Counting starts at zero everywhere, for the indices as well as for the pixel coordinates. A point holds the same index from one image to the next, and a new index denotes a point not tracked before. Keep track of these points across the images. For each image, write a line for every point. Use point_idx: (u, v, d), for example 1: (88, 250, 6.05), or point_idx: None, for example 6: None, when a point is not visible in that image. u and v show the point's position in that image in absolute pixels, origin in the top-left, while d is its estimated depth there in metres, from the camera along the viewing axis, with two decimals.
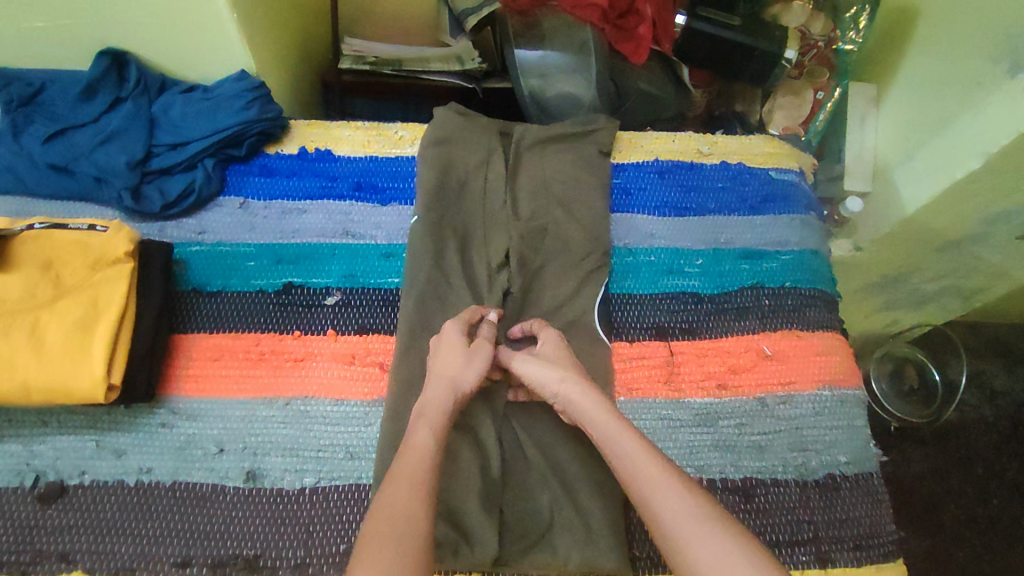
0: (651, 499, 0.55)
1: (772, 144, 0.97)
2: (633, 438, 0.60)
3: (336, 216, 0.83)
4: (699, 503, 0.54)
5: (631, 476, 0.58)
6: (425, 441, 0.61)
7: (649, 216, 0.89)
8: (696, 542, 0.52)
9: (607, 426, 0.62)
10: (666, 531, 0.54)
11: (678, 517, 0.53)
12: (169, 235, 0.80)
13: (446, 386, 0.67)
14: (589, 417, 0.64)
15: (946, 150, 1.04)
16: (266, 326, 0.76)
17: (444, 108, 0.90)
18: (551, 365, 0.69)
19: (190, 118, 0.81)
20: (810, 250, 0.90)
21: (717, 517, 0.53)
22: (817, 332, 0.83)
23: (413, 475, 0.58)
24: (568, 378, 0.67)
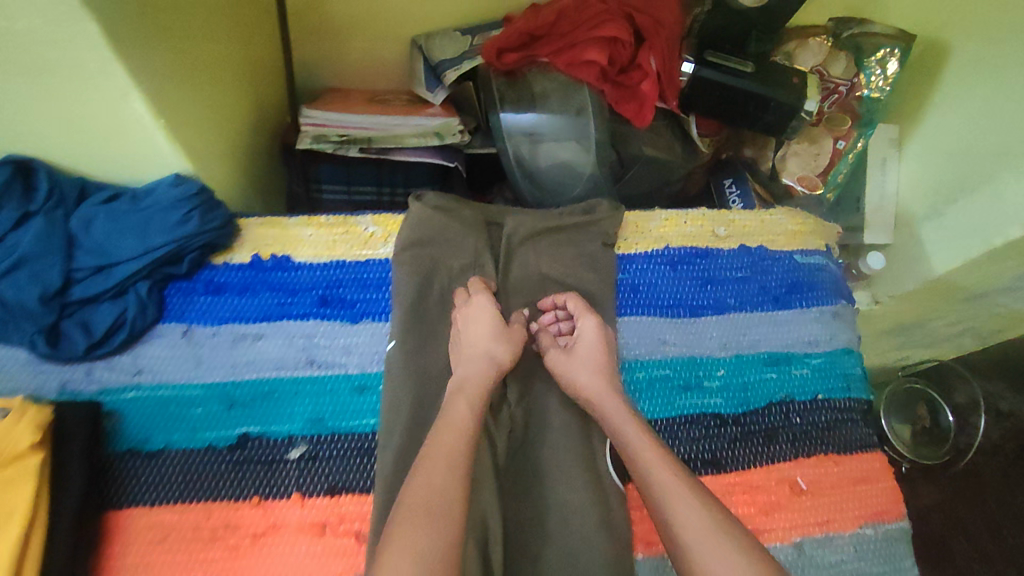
0: (670, 513, 0.56)
1: (797, 219, 0.85)
2: (654, 450, 0.60)
3: (298, 341, 0.70)
4: (720, 525, 0.54)
5: (653, 489, 0.57)
6: (466, 417, 0.61)
7: (662, 319, 0.77)
8: (716, 564, 0.51)
9: (632, 440, 0.61)
10: (684, 548, 0.53)
11: (698, 537, 0.53)
12: (97, 380, 0.66)
13: (481, 359, 0.67)
14: (611, 425, 0.64)
15: (982, 208, 0.93)
16: (219, 493, 0.63)
17: (417, 202, 0.77)
18: (577, 371, 0.68)
19: (117, 236, 0.66)
20: (843, 349, 0.79)
21: (738, 540, 0.53)
22: (855, 456, 0.74)
23: (450, 451, 0.58)
24: (594, 383, 0.67)
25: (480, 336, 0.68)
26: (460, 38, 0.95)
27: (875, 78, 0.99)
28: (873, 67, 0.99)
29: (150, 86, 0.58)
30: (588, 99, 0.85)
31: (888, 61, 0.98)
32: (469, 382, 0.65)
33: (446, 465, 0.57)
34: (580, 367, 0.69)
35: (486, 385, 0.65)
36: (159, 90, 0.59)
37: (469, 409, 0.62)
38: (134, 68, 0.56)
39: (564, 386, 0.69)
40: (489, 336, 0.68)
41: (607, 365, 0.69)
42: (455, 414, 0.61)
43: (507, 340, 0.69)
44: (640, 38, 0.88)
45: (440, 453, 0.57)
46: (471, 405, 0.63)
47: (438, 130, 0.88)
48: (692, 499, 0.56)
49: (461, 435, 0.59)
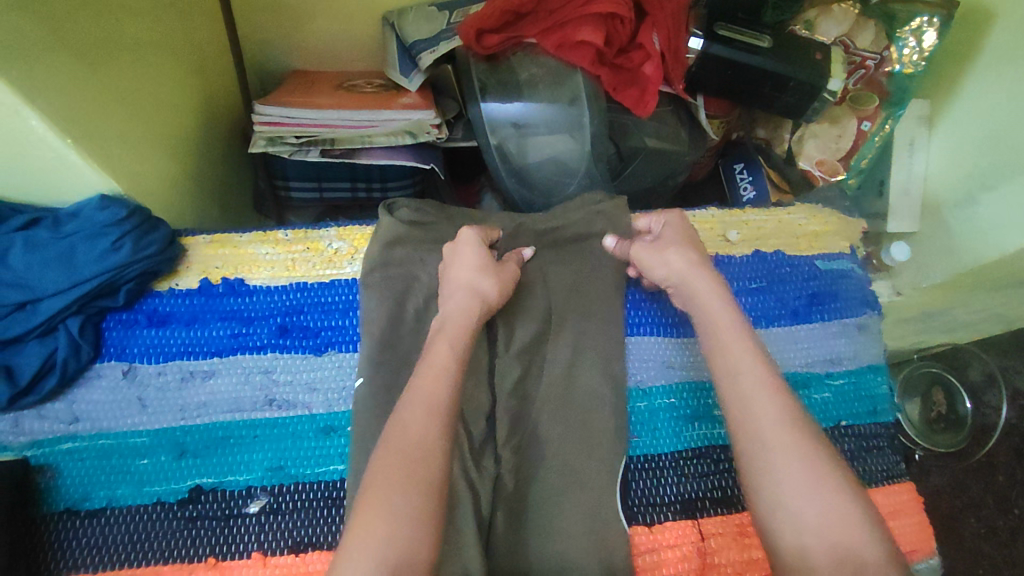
0: (746, 402, 0.50)
1: (816, 219, 0.77)
2: (751, 350, 0.54)
3: (255, 377, 0.63)
4: (799, 426, 0.49)
5: (736, 379, 0.52)
6: (446, 356, 0.55)
7: (667, 339, 0.69)
8: (786, 463, 0.47)
9: (727, 328, 0.55)
10: (754, 439, 0.49)
11: (770, 428, 0.48)
12: (27, 431, 0.59)
13: (467, 294, 0.60)
14: (699, 307, 0.58)
15: None
16: (169, 555, 0.56)
17: (389, 215, 0.69)
18: (669, 250, 0.63)
19: (38, 268, 0.58)
20: (868, 367, 0.71)
21: (816, 443, 0.48)
22: (881, 488, 0.66)
23: (434, 397, 0.51)
24: (688, 263, 0.61)
25: (466, 273, 0.62)
26: (437, 14, 0.85)
27: (908, 51, 0.88)
28: (905, 38, 0.87)
29: (46, 96, 0.50)
30: (582, 86, 0.75)
31: (923, 32, 0.86)
32: (453, 318, 0.58)
33: (422, 415, 0.50)
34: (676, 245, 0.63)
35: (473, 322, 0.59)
36: (61, 103, 0.51)
37: (452, 350, 0.55)
38: (25, 82, 0.48)
39: (650, 271, 0.64)
40: (476, 269, 0.62)
41: (702, 253, 0.64)
42: (436, 359, 0.54)
43: (502, 279, 0.63)
44: (641, 12, 0.77)
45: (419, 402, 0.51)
46: (452, 342, 0.56)
47: (410, 128, 0.78)
48: (774, 395, 0.50)
49: (441, 383, 0.52)
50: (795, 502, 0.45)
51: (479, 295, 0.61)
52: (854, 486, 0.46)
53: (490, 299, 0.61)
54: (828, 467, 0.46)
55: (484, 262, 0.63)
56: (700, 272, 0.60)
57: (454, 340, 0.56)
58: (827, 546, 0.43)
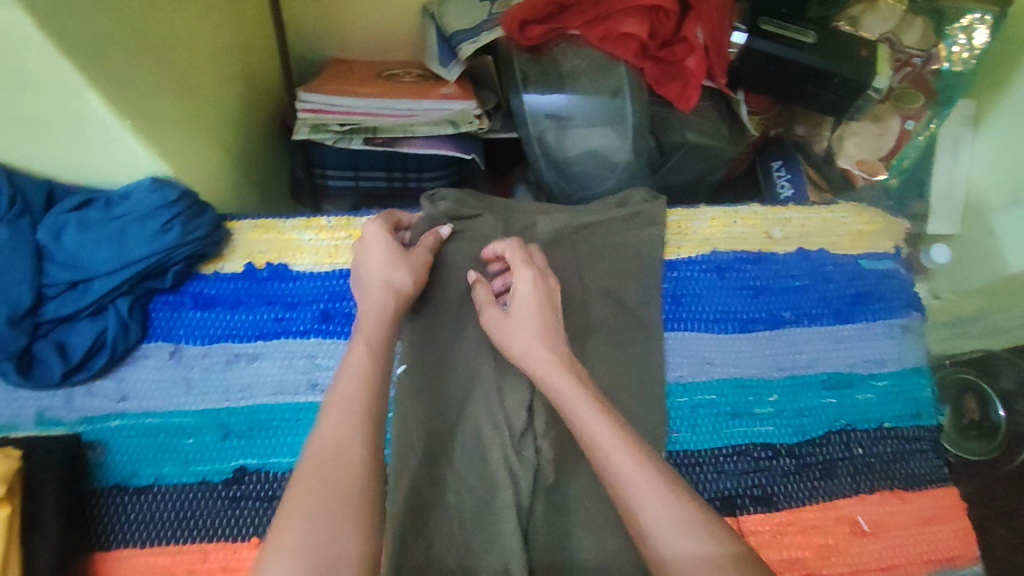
0: (625, 481, 0.46)
1: (862, 217, 0.75)
2: (606, 422, 0.50)
3: (298, 361, 0.63)
4: (678, 493, 0.46)
5: (602, 464, 0.48)
6: (363, 355, 0.53)
7: (707, 334, 0.68)
8: (677, 537, 0.44)
9: (576, 405, 0.52)
10: (641, 521, 0.45)
11: (653, 509, 0.45)
12: (79, 407, 0.60)
13: (381, 290, 0.58)
14: (554, 384, 0.54)
15: None
16: (214, 533, 0.57)
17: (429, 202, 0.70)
18: (515, 344, 0.58)
19: (90, 248, 0.59)
20: (911, 369, 0.70)
21: (695, 506, 0.46)
22: (924, 492, 0.65)
23: (349, 395, 0.50)
24: (534, 351, 0.57)
25: (376, 265, 0.60)
26: (478, 4, 0.83)
27: (957, 49, 0.87)
28: (955, 36, 0.86)
29: (106, 80, 0.50)
30: (625, 79, 0.74)
31: (974, 30, 0.85)
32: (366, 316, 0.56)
33: (348, 420, 0.48)
34: (519, 334, 0.58)
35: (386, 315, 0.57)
36: (120, 87, 0.52)
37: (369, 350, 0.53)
38: (87, 64, 0.48)
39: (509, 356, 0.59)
40: (391, 259, 0.61)
41: (548, 328, 0.59)
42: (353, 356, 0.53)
43: (415, 267, 0.61)
44: (685, 5, 0.76)
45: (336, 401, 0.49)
46: (370, 341, 0.54)
47: (452, 118, 0.78)
48: (647, 468, 0.47)
49: (359, 377, 0.51)
50: None
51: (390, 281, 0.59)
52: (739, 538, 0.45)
53: (403, 287, 0.59)
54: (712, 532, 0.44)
55: (396, 250, 0.62)
56: (552, 359, 0.56)
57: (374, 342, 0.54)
58: None
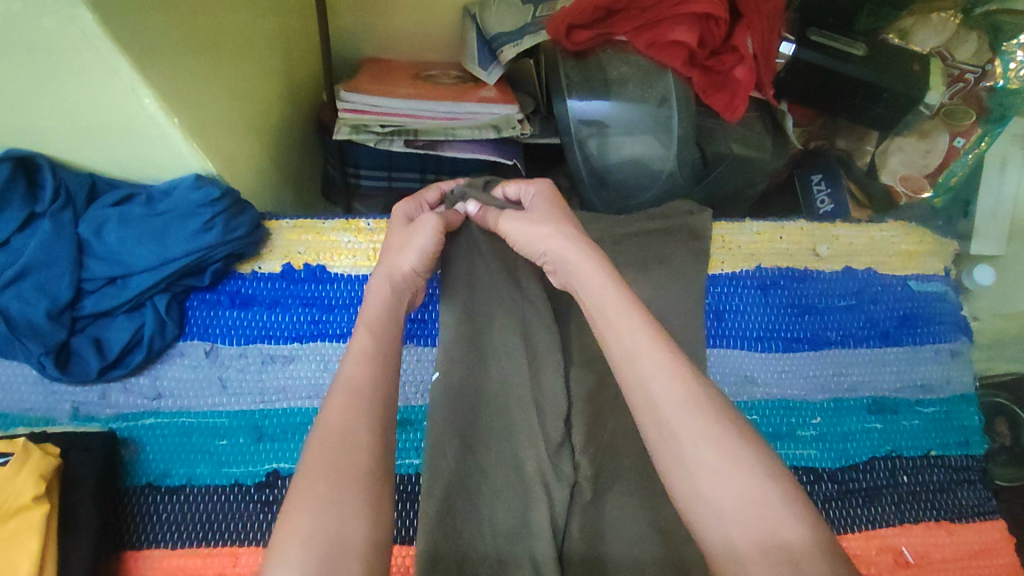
0: (643, 383, 0.45)
1: (912, 238, 0.73)
2: (633, 315, 0.48)
3: (333, 365, 0.63)
4: (696, 398, 0.43)
5: (626, 352, 0.47)
6: (365, 341, 0.49)
7: (750, 353, 0.67)
8: (692, 445, 0.41)
9: (605, 299, 0.50)
10: (656, 424, 0.43)
11: (669, 406, 0.43)
12: (113, 404, 0.60)
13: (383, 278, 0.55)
14: (580, 279, 0.52)
15: None
16: (245, 537, 0.57)
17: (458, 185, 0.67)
18: (543, 223, 0.56)
19: (131, 243, 0.59)
20: (959, 396, 0.68)
21: (715, 411, 0.42)
22: (973, 524, 0.63)
23: (353, 383, 0.46)
24: (562, 237, 0.55)
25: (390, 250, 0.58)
26: (521, 7, 0.82)
27: (1014, 66, 0.84)
28: (1012, 52, 0.84)
29: (158, 74, 0.50)
30: (672, 87, 0.72)
31: None
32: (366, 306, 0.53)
33: (353, 410, 0.45)
34: (550, 218, 0.57)
35: (389, 297, 0.54)
36: (171, 82, 0.51)
37: (371, 337, 0.50)
38: (142, 59, 0.48)
39: (528, 249, 0.57)
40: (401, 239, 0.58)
41: (576, 225, 0.58)
42: (354, 343, 0.49)
43: (422, 246, 0.57)
44: (735, 13, 0.75)
45: (338, 388, 0.46)
46: (372, 329, 0.51)
47: (495, 122, 0.77)
48: (669, 370, 0.45)
49: (363, 365, 0.48)
50: (707, 489, 0.40)
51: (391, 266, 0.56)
52: (765, 455, 0.41)
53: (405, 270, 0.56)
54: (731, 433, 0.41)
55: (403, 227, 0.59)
56: (577, 245, 0.54)
57: (375, 330, 0.51)
58: (751, 535, 0.38)
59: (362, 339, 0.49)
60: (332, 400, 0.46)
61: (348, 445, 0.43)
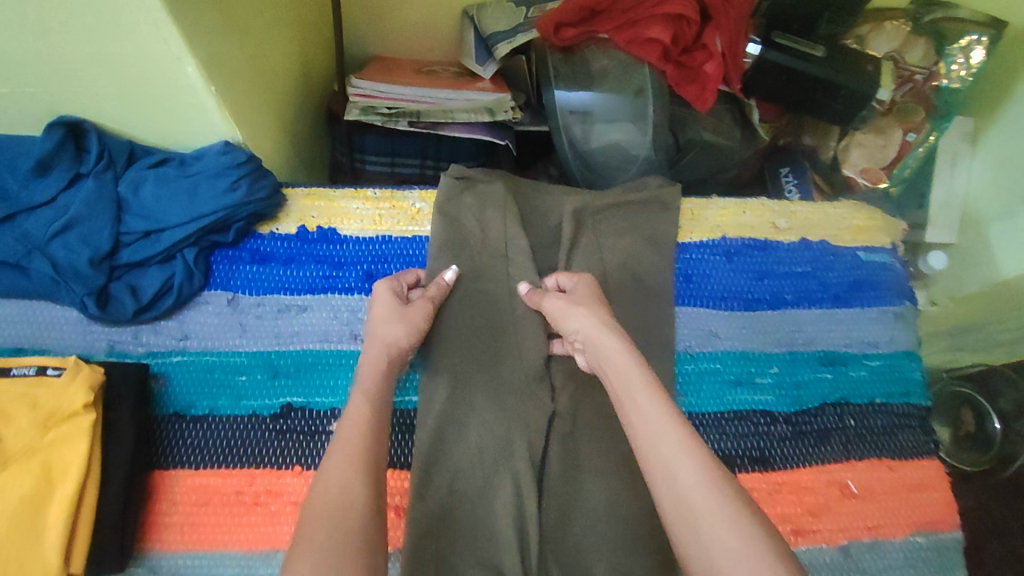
0: (663, 462, 0.47)
1: (862, 214, 0.82)
2: (661, 402, 0.51)
3: (341, 314, 0.70)
4: (714, 477, 0.45)
5: (651, 436, 0.49)
6: (362, 407, 0.54)
7: (714, 311, 0.75)
8: (708, 521, 0.43)
9: (637, 388, 0.53)
10: (674, 503, 0.45)
11: (691, 488, 0.45)
12: (144, 343, 0.67)
13: (377, 343, 0.60)
14: (614, 366, 0.56)
15: None
16: (261, 460, 0.64)
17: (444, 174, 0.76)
18: (579, 307, 0.62)
19: (164, 200, 0.66)
20: (903, 352, 0.75)
21: (731, 494, 0.44)
22: (912, 462, 0.71)
23: (352, 443, 0.51)
24: (598, 328, 0.59)
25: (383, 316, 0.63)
26: (515, 9, 0.91)
27: (956, 67, 0.94)
28: (954, 55, 0.93)
29: (201, 47, 0.58)
30: (648, 79, 0.82)
31: (973, 50, 0.92)
32: (362, 372, 0.58)
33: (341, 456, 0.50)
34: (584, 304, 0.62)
35: (382, 375, 0.58)
36: (210, 54, 0.60)
37: (367, 401, 0.55)
38: (189, 33, 0.56)
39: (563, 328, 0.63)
40: (389, 317, 0.62)
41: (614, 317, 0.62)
42: (351, 408, 0.54)
43: (413, 322, 0.63)
44: (705, 15, 0.83)
45: (339, 448, 0.50)
46: (368, 394, 0.56)
47: (489, 105, 0.85)
48: (687, 452, 0.47)
49: (358, 427, 0.52)
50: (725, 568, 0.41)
51: (386, 341, 0.61)
52: (776, 535, 0.42)
53: (396, 345, 0.61)
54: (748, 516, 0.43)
55: (394, 306, 0.63)
56: (608, 327, 0.59)
57: (370, 393, 0.56)
58: None
59: (360, 404, 0.54)
60: (331, 458, 0.50)
61: (347, 499, 0.46)
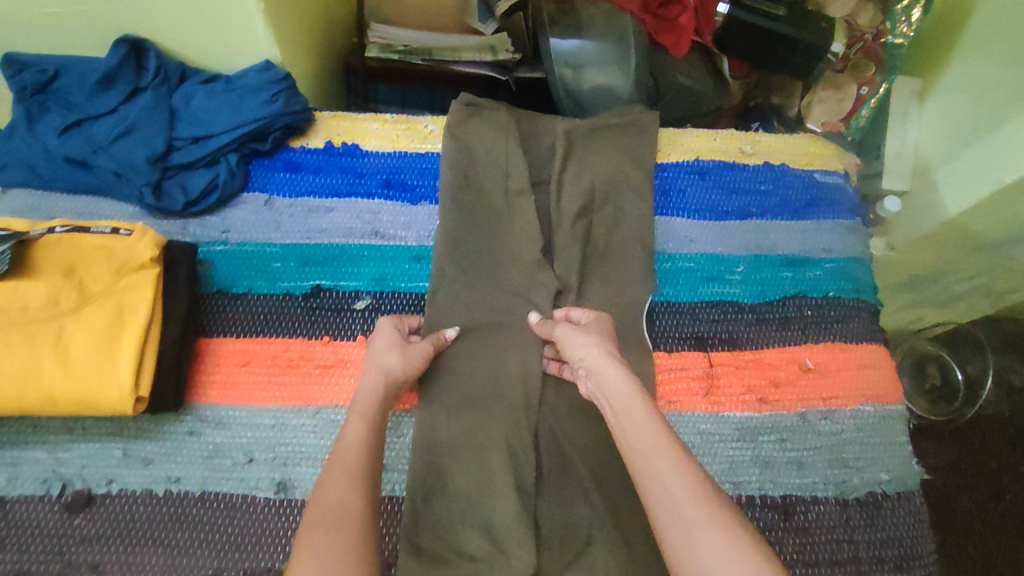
0: (658, 476, 0.53)
1: (818, 144, 0.93)
2: (656, 427, 0.57)
3: (364, 215, 0.80)
4: (704, 489, 0.51)
5: (644, 454, 0.55)
6: (358, 433, 0.59)
7: (689, 219, 0.85)
8: (699, 530, 0.48)
9: (635, 413, 0.58)
10: (665, 510, 0.50)
11: (683, 501, 0.50)
12: (192, 234, 0.77)
13: (375, 369, 0.65)
14: (613, 392, 0.62)
15: (995, 152, 0.95)
16: (294, 331, 0.73)
17: (459, 103, 0.84)
18: (588, 339, 0.67)
19: (212, 110, 0.76)
20: (853, 257, 0.86)
21: (719, 505, 0.50)
22: (861, 345, 0.81)
23: (348, 462, 0.55)
24: (600, 356, 0.65)
25: (384, 349, 0.67)
26: None
27: (901, 26, 1.04)
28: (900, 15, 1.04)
29: None
30: (630, 26, 0.94)
31: (914, 8, 1.02)
32: (360, 399, 0.62)
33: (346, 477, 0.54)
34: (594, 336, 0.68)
35: (380, 402, 0.62)
36: None
37: (364, 427, 0.59)
38: None
39: (570, 354, 0.68)
40: (389, 350, 0.67)
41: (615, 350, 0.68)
42: (348, 434, 0.59)
43: (411, 356, 0.67)
44: None
45: (337, 464, 0.55)
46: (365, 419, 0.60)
47: (492, 45, 0.98)
48: (679, 467, 0.53)
49: (353, 450, 0.57)
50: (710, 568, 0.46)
51: (384, 369, 0.65)
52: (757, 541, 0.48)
53: (393, 373, 0.65)
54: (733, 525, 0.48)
55: (395, 342, 0.68)
56: (612, 361, 0.64)
57: (366, 417, 0.60)
58: None
59: (356, 429, 0.59)
60: (330, 476, 0.54)
61: (345, 506, 0.52)
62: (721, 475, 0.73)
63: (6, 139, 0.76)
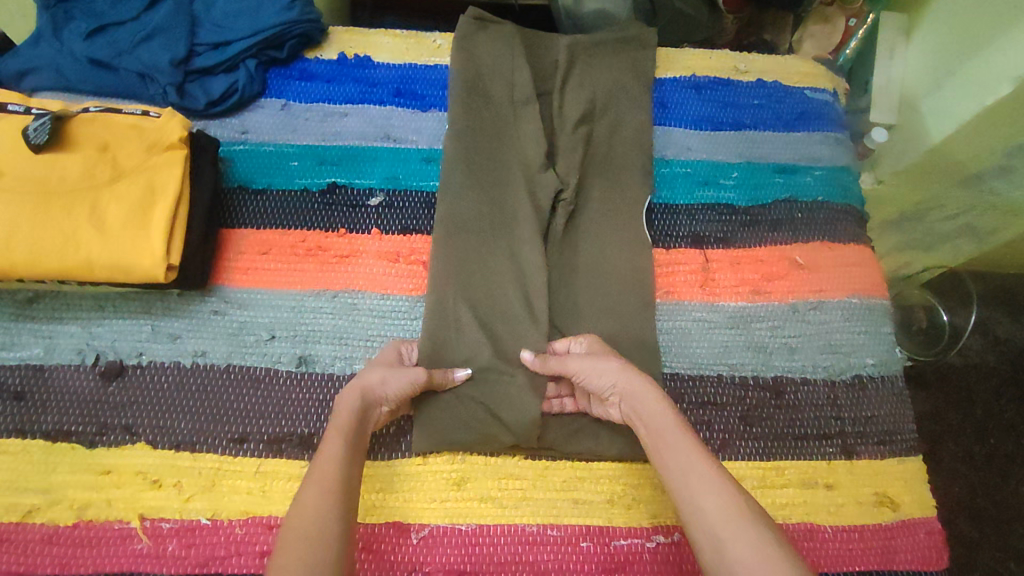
0: (694, 499, 0.52)
1: (808, 64, 0.97)
2: (688, 443, 0.55)
3: (376, 120, 0.83)
4: (742, 508, 0.50)
5: (678, 476, 0.54)
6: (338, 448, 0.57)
7: (686, 130, 0.89)
8: (738, 557, 0.47)
9: (666, 429, 0.57)
10: (707, 534, 0.50)
11: (722, 528, 0.49)
12: (213, 134, 0.81)
13: (355, 388, 0.62)
14: (644, 410, 0.60)
15: (981, 74, 0.92)
16: (311, 225, 0.77)
17: (465, 15, 0.88)
18: (608, 359, 0.64)
19: (233, 16, 0.80)
20: (842, 166, 0.90)
21: (758, 525, 0.48)
22: (849, 244, 0.85)
23: (324, 476, 0.54)
24: (627, 375, 0.62)
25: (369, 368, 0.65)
26: None
27: None
28: None
29: None
30: None
31: None
32: (339, 412, 0.60)
33: (316, 492, 0.53)
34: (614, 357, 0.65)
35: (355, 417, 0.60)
36: None
37: (343, 443, 0.57)
38: None
39: (594, 380, 0.65)
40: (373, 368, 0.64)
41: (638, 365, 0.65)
42: (329, 450, 0.57)
43: (395, 375, 0.64)
44: None
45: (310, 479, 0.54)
46: (344, 432, 0.58)
47: None
48: (717, 488, 0.51)
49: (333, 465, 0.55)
50: None
51: (364, 386, 0.63)
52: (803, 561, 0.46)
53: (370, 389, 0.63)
54: (774, 547, 0.47)
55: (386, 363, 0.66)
56: (641, 378, 0.62)
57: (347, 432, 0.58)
58: None
59: (336, 443, 0.57)
60: (306, 491, 0.53)
61: (320, 528, 0.50)
62: (714, 358, 0.78)
63: (32, 44, 0.79)
